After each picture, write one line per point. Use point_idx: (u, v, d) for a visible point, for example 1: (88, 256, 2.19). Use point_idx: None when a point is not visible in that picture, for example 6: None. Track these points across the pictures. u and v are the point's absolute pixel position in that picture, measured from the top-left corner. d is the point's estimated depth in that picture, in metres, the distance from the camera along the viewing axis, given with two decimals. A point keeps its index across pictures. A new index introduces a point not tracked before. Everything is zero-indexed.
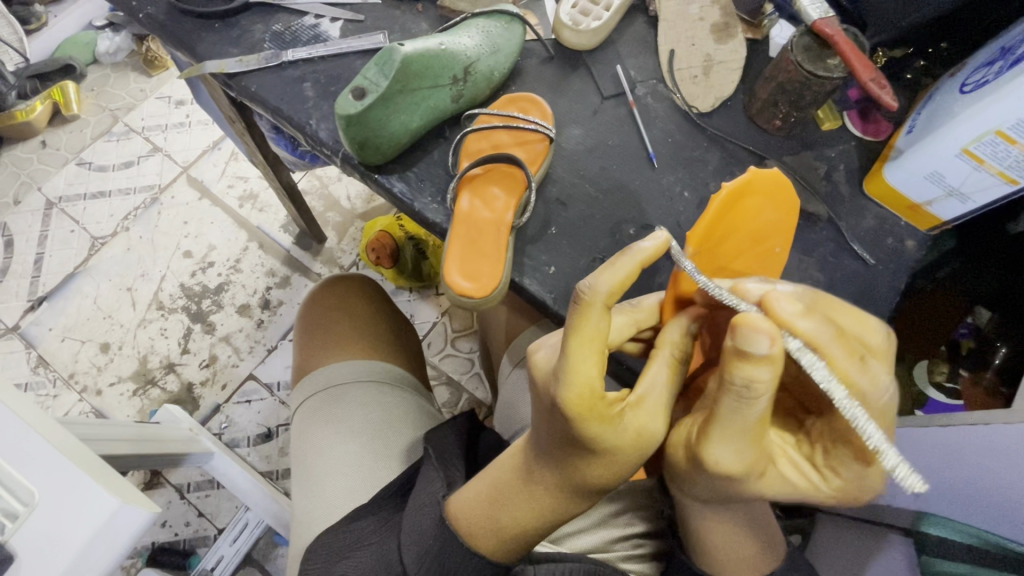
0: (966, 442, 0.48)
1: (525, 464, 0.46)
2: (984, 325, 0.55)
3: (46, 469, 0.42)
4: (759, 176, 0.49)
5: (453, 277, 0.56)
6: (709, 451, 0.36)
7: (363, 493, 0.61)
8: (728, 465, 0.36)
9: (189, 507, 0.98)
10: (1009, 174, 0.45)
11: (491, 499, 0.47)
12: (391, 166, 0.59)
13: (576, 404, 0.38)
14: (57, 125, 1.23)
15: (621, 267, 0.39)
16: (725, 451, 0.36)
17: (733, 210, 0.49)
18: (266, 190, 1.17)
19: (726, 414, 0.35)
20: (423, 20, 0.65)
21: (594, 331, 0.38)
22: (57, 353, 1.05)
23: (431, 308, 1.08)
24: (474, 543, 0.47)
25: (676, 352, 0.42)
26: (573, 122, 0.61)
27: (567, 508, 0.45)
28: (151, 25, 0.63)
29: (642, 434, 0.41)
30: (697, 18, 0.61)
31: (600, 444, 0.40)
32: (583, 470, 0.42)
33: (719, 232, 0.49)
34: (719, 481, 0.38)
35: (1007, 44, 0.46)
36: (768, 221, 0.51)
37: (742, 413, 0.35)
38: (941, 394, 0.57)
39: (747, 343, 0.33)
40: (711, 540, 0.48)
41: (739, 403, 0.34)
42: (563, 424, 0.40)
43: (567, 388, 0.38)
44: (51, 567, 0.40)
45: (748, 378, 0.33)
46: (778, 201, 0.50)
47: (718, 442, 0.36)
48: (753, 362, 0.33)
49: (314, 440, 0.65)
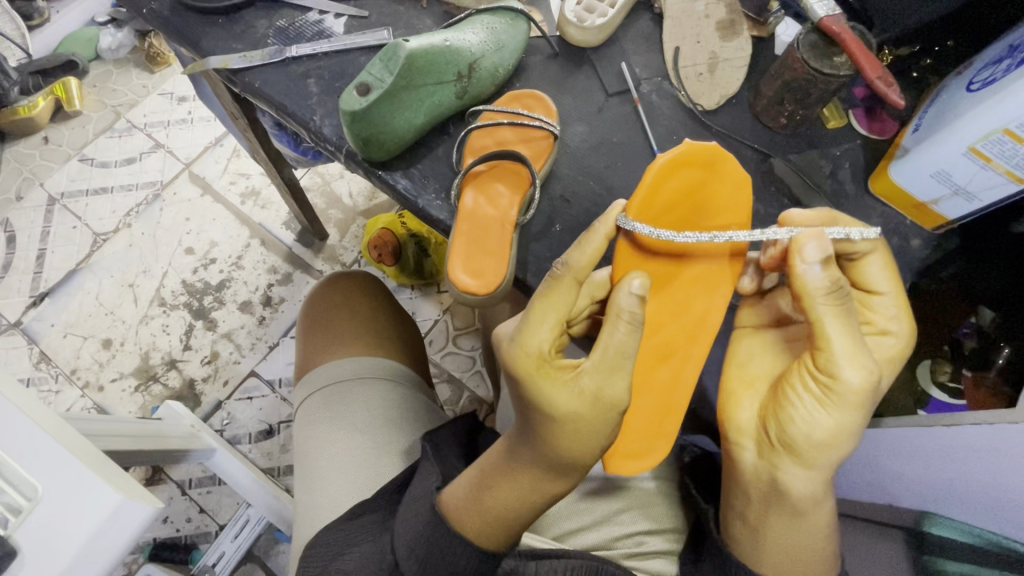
0: (965, 443, 0.46)
1: (507, 445, 0.47)
2: (986, 324, 0.53)
3: (50, 464, 0.42)
4: (697, 147, 0.49)
5: (457, 274, 0.56)
6: (847, 370, 0.41)
7: (355, 487, 0.61)
8: (868, 370, 0.41)
9: (190, 503, 0.98)
10: (1016, 173, 0.44)
11: (478, 481, 0.48)
12: (395, 163, 0.59)
13: (524, 362, 0.42)
14: (59, 121, 1.23)
15: (590, 245, 0.44)
16: (858, 359, 0.42)
17: (673, 181, 0.48)
18: (268, 187, 1.17)
19: (837, 324, 0.42)
20: (428, 16, 0.65)
21: (561, 303, 0.43)
22: (59, 349, 1.05)
23: (433, 305, 1.08)
24: (461, 526, 0.48)
25: (628, 315, 0.43)
26: (578, 119, 0.61)
27: (549, 486, 0.46)
28: (155, 20, 0.62)
29: (604, 398, 0.42)
30: (702, 15, 0.61)
31: (554, 405, 0.42)
32: (552, 442, 0.44)
33: (664, 203, 0.49)
34: (865, 401, 0.42)
35: (1015, 42, 0.45)
36: (712, 194, 0.50)
37: (844, 313, 0.42)
38: (944, 393, 0.54)
39: (811, 255, 0.43)
40: (815, 536, 0.46)
41: (840, 303, 0.42)
42: (519, 391, 0.44)
43: (516, 348, 0.43)
44: (56, 563, 0.40)
45: (832, 280, 0.42)
46: (719, 176, 0.50)
47: (847, 357, 0.42)
48: (820, 270, 0.42)
49: (309, 429, 0.67)
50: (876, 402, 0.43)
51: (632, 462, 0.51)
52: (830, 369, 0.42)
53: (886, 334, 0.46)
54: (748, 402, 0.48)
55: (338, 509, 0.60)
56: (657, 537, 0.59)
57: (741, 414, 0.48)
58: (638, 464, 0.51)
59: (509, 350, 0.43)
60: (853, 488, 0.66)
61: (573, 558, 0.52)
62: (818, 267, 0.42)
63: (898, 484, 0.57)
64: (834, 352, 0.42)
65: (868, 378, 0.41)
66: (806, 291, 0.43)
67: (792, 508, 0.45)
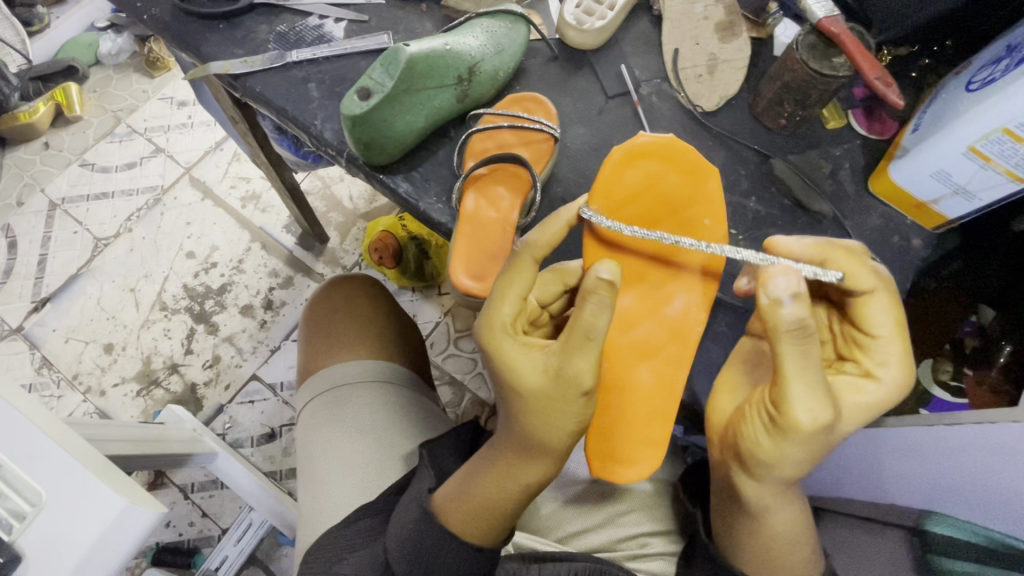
0: (954, 442, 0.47)
1: (496, 440, 0.48)
2: (987, 324, 0.53)
3: (54, 469, 0.42)
4: (648, 138, 0.49)
5: (459, 277, 0.56)
6: (799, 409, 0.38)
7: (348, 484, 0.62)
8: (820, 413, 0.38)
9: (193, 507, 0.98)
10: (1015, 173, 0.44)
11: (467, 474, 0.49)
12: (397, 166, 0.59)
13: (484, 334, 0.44)
14: (60, 126, 1.23)
15: (553, 226, 0.46)
16: (813, 400, 0.38)
17: (627, 172, 0.49)
18: (269, 191, 1.17)
19: (796, 366, 0.38)
20: (428, 20, 0.65)
21: (522, 280, 0.44)
22: (61, 354, 1.05)
23: (434, 307, 1.08)
24: (445, 518, 0.48)
25: (590, 296, 0.40)
26: (578, 122, 0.61)
27: (528, 472, 0.46)
28: (156, 26, 0.63)
29: (565, 374, 0.41)
30: (702, 16, 0.61)
31: (516, 378, 0.43)
32: (524, 426, 0.44)
33: (621, 194, 0.49)
34: (812, 444, 0.40)
35: (1014, 42, 0.45)
36: (678, 187, 0.49)
37: (808, 356, 0.39)
38: (946, 393, 0.54)
39: (775, 287, 0.39)
40: (776, 540, 0.47)
41: (800, 346, 0.38)
42: (490, 369, 0.45)
43: (481, 324, 0.45)
44: (61, 568, 0.40)
45: (800, 318, 0.38)
46: (683, 167, 0.49)
47: (802, 396, 0.38)
48: (791, 302, 0.39)
49: (306, 424, 0.68)
50: (830, 442, 0.40)
51: (616, 466, 0.50)
52: (780, 406, 0.39)
53: (871, 377, 0.43)
54: (730, 403, 0.48)
55: (334, 510, 0.61)
56: (661, 538, 0.59)
57: (721, 413, 0.48)
58: (630, 471, 0.49)
59: (482, 326, 0.45)
60: (851, 486, 0.66)
61: (576, 560, 0.53)
62: (789, 300, 0.39)
63: (896, 481, 0.58)
64: (787, 388, 0.39)
65: (818, 421, 0.38)
66: (774, 326, 0.39)
67: (746, 509, 0.46)
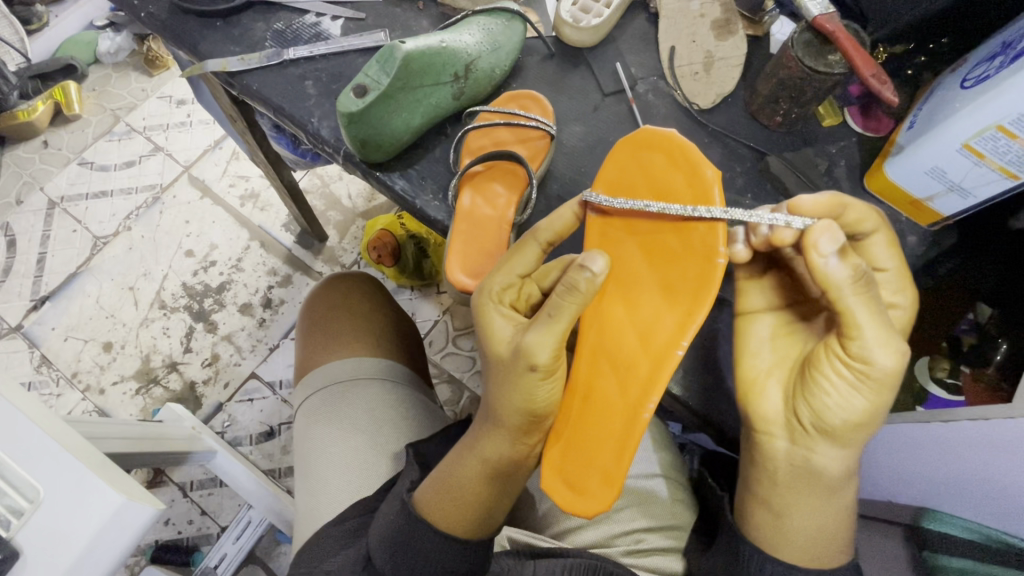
0: (961, 438, 0.45)
1: (477, 425, 0.50)
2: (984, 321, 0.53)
3: (50, 463, 0.42)
4: (652, 130, 0.45)
5: (456, 275, 0.56)
6: (878, 355, 0.38)
7: (328, 476, 0.63)
8: (898, 354, 0.38)
9: (192, 504, 0.98)
10: (1009, 169, 0.44)
11: (448, 460, 0.51)
12: (394, 163, 0.59)
13: (478, 306, 0.46)
14: (59, 125, 1.23)
15: (563, 214, 0.48)
16: (889, 345, 0.38)
17: (628, 164, 0.46)
18: (268, 189, 1.17)
19: (868, 315, 0.38)
20: (425, 17, 0.65)
21: (523, 264, 0.47)
22: (60, 352, 1.05)
23: (433, 306, 1.08)
24: (422, 498, 0.51)
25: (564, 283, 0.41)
26: (574, 119, 0.61)
27: (493, 454, 0.48)
28: (153, 24, 0.63)
29: (524, 347, 0.42)
30: (698, 14, 0.61)
31: (500, 351, 0.45)
32: (495, 409, 0.46)
33: (618, 183, 0.47)
34: (891, 393, 0.40)
35: (1008, 39, 0.46)
36: (677, 187, 0.43)
37: (872, 298, 0.38)
38: (941, 389, 0.53)
39: (829, 242, 0.37)
40: (823, 519, 0.46)
41: (866, 292, 0.38)
42: (481, 345, 0.47)
43: (478, 297, 0.47)
44: (56, 563, 0.40)
45: (857, 268, 0.37)
46: (684, 165, 0.43)
47: (877, 344, 0.38)
48: (838, 261, 0.37)
49: (306, 409, 0.69)
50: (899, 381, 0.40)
51: (574, 485, 0.45)
52: (858, 356, 0.39)
53: (895, 307, 0.44)
54: (773, 389, 0.44)
55: (321, 502, 0.62)
56: (656, 534, 0.59)
57: (768, 402, 0.44)
58: (597, 494, 0.43)
59: (476, 297, 0.47)
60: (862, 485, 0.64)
61: (573, 557, 0.54)
62: (836, 258, 0.37)
63: (903, 480, 0.57)
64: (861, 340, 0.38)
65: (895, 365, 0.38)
66: (831, 288, 0.38)
67: (817, 485, 0.44)
